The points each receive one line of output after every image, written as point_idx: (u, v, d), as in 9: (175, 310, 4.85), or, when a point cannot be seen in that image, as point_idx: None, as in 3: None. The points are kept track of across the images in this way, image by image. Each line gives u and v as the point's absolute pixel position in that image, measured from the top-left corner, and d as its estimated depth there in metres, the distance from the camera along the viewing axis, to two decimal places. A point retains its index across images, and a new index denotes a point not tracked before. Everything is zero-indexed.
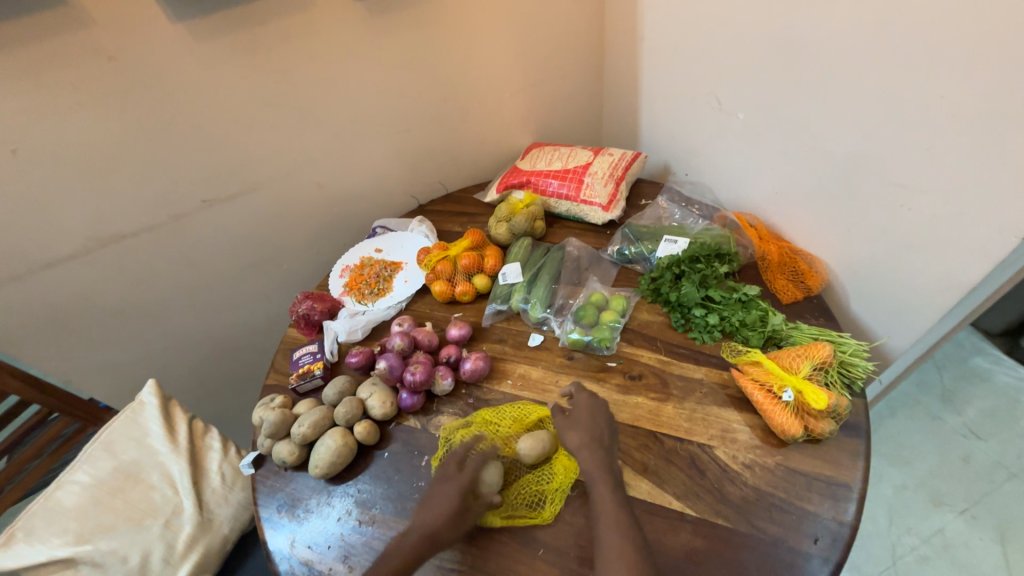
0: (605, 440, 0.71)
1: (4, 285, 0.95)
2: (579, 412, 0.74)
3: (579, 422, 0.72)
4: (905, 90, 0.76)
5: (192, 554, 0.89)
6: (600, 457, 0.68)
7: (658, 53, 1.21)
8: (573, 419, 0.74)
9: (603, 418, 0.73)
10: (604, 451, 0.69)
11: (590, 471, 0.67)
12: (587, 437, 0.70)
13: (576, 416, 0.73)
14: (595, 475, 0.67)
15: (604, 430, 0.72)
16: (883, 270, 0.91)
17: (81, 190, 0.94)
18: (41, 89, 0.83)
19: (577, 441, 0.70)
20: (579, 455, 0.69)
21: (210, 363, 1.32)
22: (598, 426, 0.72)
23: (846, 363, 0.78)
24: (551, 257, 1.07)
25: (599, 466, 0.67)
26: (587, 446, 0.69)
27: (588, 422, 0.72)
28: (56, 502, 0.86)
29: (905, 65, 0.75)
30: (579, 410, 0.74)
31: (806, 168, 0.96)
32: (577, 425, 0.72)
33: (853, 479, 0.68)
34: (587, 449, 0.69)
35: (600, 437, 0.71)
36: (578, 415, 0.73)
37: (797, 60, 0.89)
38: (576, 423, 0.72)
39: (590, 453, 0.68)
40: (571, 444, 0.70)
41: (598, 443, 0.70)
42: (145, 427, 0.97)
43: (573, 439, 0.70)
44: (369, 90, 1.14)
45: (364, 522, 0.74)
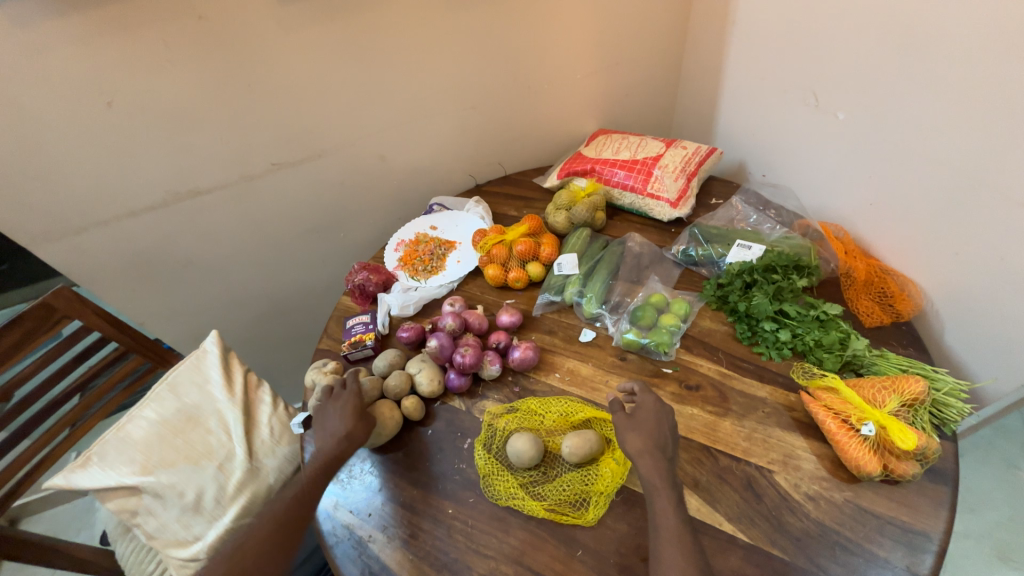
0: (668, 449, 0.66)
1: (93, 229, 1.02)
2: (643, 415, 0.69)
3: (642, 426, 0.67)
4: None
5: (240, 498, 0.93)
6: (662, 466, 0.64)
7: (750, 40, 1.11)
8: (636, 421, 0.68)
9: (666, 425, 0.68)
10: (666, 461, 0.65)
11: (650, 480, 0.63)
12: (650, 443, 0.66)
13: (639, 418, 0.68)
14: (656, 485, 0.63)
15: (667, 437, 0.67)
16: (991, 303, 0.81)
17: (164, 144, 0.99)
18: (138, 44, 0.86)
19: (638, 446, 0.65)
20: (640, 461, 0.64)
21: (266, 320, 1.38)
22: (662, 432, 0.67)
23: (938, 402, 0.71)
24: (610, 251, 1.03)
25: (661, 476, 0.63)
26: (650, 452, 0.65)
27: (653, 428, 0.67)
28: (127, 434, 0.93)
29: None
30: (642, 412, 0.69)
31: (913, 179, 0.86)
32: (640, 428, 0.67)
33: (933, 529, 0.62)
34: (648, 456, 0.64)
35: (664, 444, 0.66)
36: (642, 417, 0.68)
37: (921, 56, 0.79)
38: (638, 425, 0.68)
39: (652, 460, 0.64)
40: (632, 449, 0.66)
41: (661, 452, 0.65)
42: (206, 373, 1.03)
43: (634, 443, 0.66)
44: (440, 64, 1.12)
45: (405, 494, 0.75)
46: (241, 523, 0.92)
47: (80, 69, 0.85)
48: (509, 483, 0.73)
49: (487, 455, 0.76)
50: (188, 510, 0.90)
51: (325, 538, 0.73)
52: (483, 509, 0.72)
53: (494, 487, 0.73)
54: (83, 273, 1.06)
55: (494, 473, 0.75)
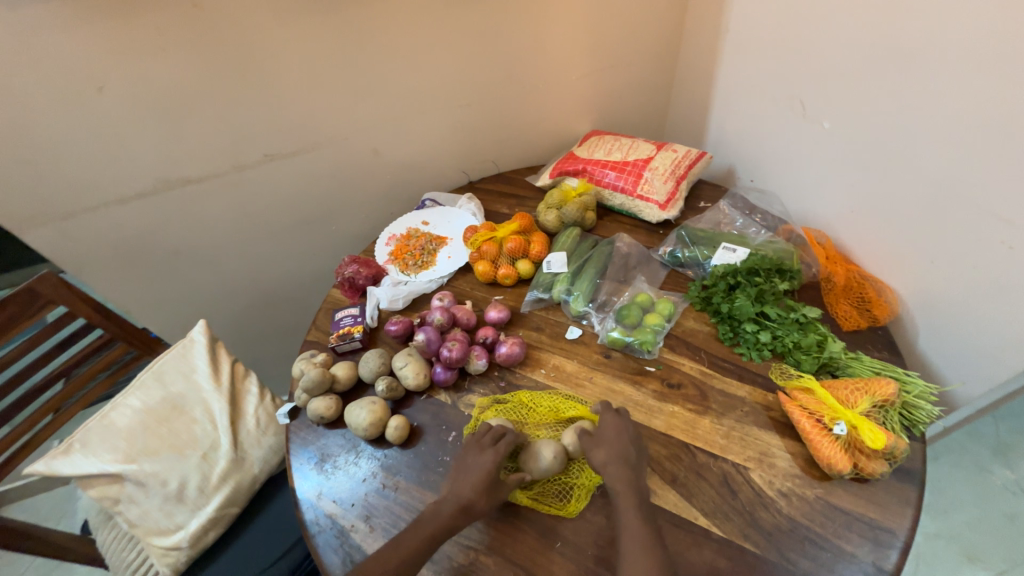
0: (632, 460, 0.68)
1: (80, 214, 1.01)
2: (605, 430, 0.70)
3: (605, 441, 0.69)
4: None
5: (224, 487, 0.95)
6: (627, 476, 0.66)
7: (741, 47, 1.13)
8: (599, 437, 0.70)
9: (630, 438, 0.70)
10: (630, 471, 0.67)
11: (614, 488, 0.65)
12: (614, 455, 0.68)
13: (601, 433, 0.70)
14: (620, 492, 0.65)
15: (630, 450, 0.69)
16: (964, 310, 0.83)
17: (155, 131, 0.98)
18: (131, 29, 0.86)
19: (603, 459, 0.67)
20: (604, 472, 0.67)
21: (255, 311, 1.38)
22: (625, 445, 0.69)
23: (908, 404, 0.73)
24: (599, 250, 1.04)
25: (625, 484, 0.65)
26: (615, 464, 0.67)
27: (615, 442, 0.69)
28: (111, 422, 0.92)
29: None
30: (604, 428, 0.71)
31: (895, 188, 0.88)
32: (603, 441, 0.69)
33: (899, 526, 0.64)
34: (612, 467, 0.67)
35: (628, 456, 0.68)
36: (604, 433, 0.70)
37: (904, 68, 0.82)
38: (602, 441, 0.69)
39: (617, 471, 0.66)
40: (596, 464, 0.68)
41: (626, 462, 0.67)
42: (193, 363, 1.02)
43: (599, 456, 0.68)
44: (436, 60, 1.12)
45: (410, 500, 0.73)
46: (226, 512, 0.96)
47: (71, 53, 0.84)
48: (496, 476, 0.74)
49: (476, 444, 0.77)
50: (170, 499, 0.91)
51: (308, 527, 0.73)
52: None
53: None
54: (69, 259, 1.05)
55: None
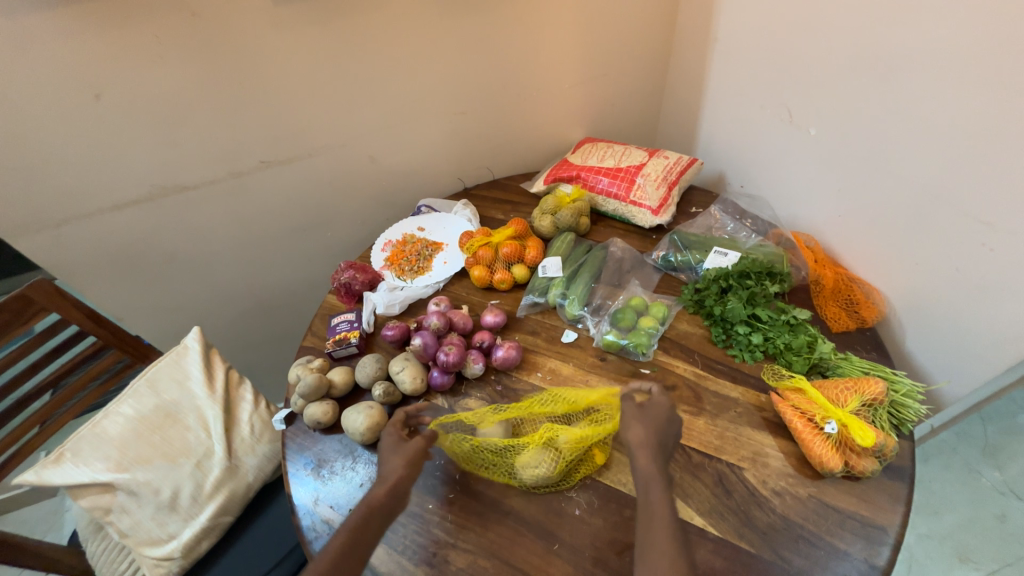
0: (667, 445, 0.70)
1: (74, 221, 1.01)
2: (653, 408, 0.72)
3: (650, 420, 0.71)
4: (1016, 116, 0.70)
5: (217, 496, 0.94)
6: (659, 461, 0.67)
7: (730, 57, 1.16)
8: (644, 412, 0.72)
9: (671, 422, 0.72)
10: (661, 456, 0.68)
11: (647, 471, 0.66)
12: (651, 438, 0.69)
13: (647, 411, 0.72)
14: (651, 476, 0.66)
15: (667, 433, 0.71)
16: (949, 311, 0.86)
17: (151, 138, 0.98)
18: (131, 38, 0.87)
19: (641, 437, 0.69)
20: (639, 452, 0.68)
21: (249, 318, 1.38)
22: (665, 430, 0.71)
23: (897, 403, 0.75)
24: (593, 255, 1.06)
25: (656, 468, 0.67)
26: (651, 446, 0.68)
27: (659, 423, 0.71)
28: (102, 430, 0.91)
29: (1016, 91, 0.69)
30: (653, 407, 0.73)
31: (880, 193, 0.91)
32: (645, 420, 0.71)
33: (890, 523, 0.65)
34: (647, 449, 0.68)
35: (664, 441, 0.70)
36: (652, 411, 0.72)
37: (888, 76, 0.84)
38: (647, 418, 0.71)
39: (651, 454, 0.68)
40: (633, 439, 0.69)
41: (659, 449, 0.69)
42: (187, 370, 1.01)
43: (637, 434, 0.69)
44: (431, 68, 1.14)
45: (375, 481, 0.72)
46: (219, 521, 0.95)
47: (68, 61, 0.85)
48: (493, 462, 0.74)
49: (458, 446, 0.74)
50: (163, 508, 0.90)
51: (304, 533, 0.73)
52: (463, 504, 0.73)
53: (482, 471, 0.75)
54: (63, 266, 1.05)
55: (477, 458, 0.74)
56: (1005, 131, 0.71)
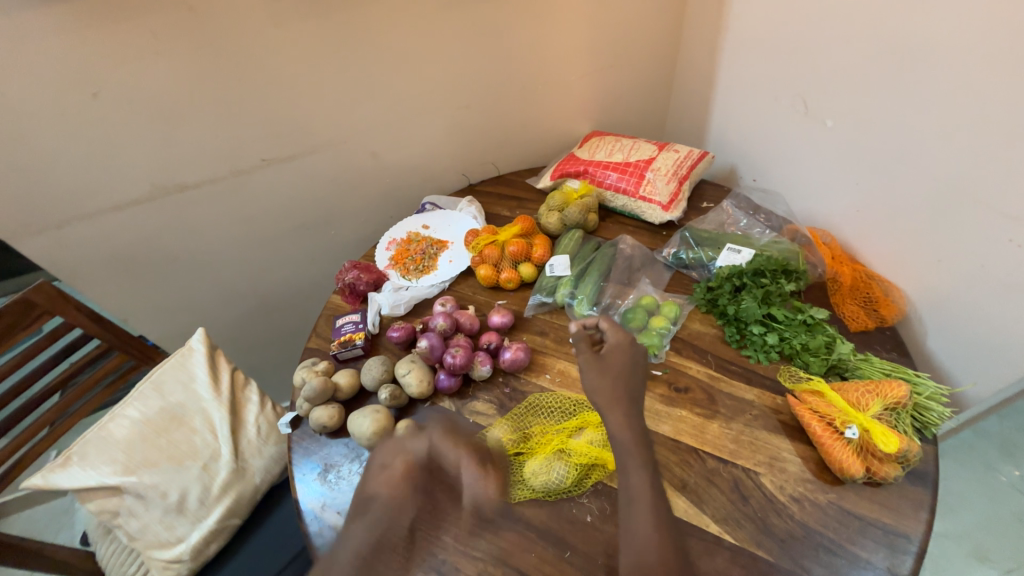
0: (638, 398, 0.63)
1: (75, 223, 0.99)
2: (613, 358, 0.65)
3: (611, 371, 0.63)
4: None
5: (225, 498, 0.94)
6: (633, 419, 0.61)
7: (742, 46, 1.12)
8: (605, 363, 0.64)
9: (637, 372, 0.65)
10: (638, 415, 0.61)
11: (621, 438, 0.59)
12: (619, 390, 0.62)
13: (608, 361, 0.64)
14: (627, 444, 0.59)
15: (636, 384, 0.64)
16: (973, 310, 0.83)
17: (151, 138, 0.97)
18: (126, 34, 0.85)
19: (608, 394, 0.62)
20: (611, 416, 0.61)
21: (254, 318, 1.37)
22: (632, 379, 0.64)
23: (919, 406, 0.72)
24: (602, 252, 1.03)
25: (633, 435, 0.59)
26: (622, 404, 0.61)
27: (622, 375, 0.63)
28: (109, 433, 0.91)
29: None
30: (612, 356, 0.65)
31: (899, 187, 0.88)
32: (608, 371, 0.64)
33: (913, 531, 0.63)
34: (618, 410, 0.61)
35: (632, 392, 0.63)
36: (613, 362, 0.64)
37: (909, 65, 0.81)
38: (608, 370, 0.64)
39: (623, 413, 0.61)
40: (601, 396, 0.62)
41: (632, 403, 0.62)
42: (192, 372, 1.01)
43: (603, 390, 0.62)
44: (434, 62, 1.11)
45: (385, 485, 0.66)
46: (227, 524, 0.94)
47: (64, 59, 0.83)
48: (499, 477, 0.74)
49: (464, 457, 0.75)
50: (171, 512, 0.89)
51: (312, 539, 0.72)
52: (472, 510, 0.72)
53: (485, 483, 0.73)
54: (66, 268, 1.04)
55: (479, 473, 0.74)
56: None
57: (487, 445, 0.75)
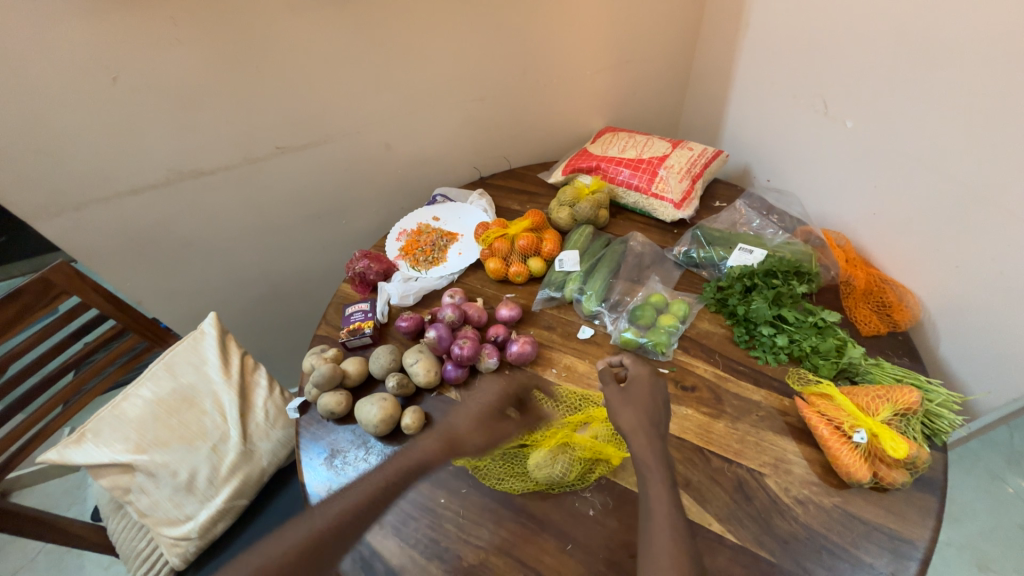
0: (662, 426, 0.66)
1: (93, 205, 1.01)
2: (638, 389, 0.68)
3: (636, 401, 0.67)
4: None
5: (233, 479, 0.95)
6: (656, 444, 0.63)
7: (763, 42, 1.10)
8: (629, 396, 0.68)
9: (661, 403, 0.68)
10: (660, 440, 0.64)
11: (644, 460, 0.62)
12: (643, 420, 0.65)
13: (634, 393, 0.68)
14: (650, 465, 0.62)
15: (660, 413, 0.67)
16: (990, 318, 0.81)
17: (168, 123, 0.98)
18: (146, 18, 0.85)
19: (631, 424, 0.65)
20: (633, 440, 0.64)
21: (264, 304, 1.38)
22: (657, 408, 0.67)
23: (930, 413, 0.71)
24: (612, 249, 1.03)
25: (655, 456, 0.62)
26: (644, 430, 0.64)
27: (647, 404, 0.67)
28: (122, 412, 0.93)
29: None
30: (638, 387, 0.69)
31: (918, 191, 0.86)
32: (633, 403, 0.67)
33: (919, 537, 0.62)
34: (642, 436, 0.64)
35: (657, 420, 0.66)
36: (638, 393, 0.68)
37: (933, 66, 0.79)
38: (632, 401, 0.67)
39: (645, 438, 0.64)
40: (625, 425, 0.65)
41: (655, 430, 0.65)
42: (204, 355, 1.02)
43: (627, 419, 0.65)
44: (449, 53, 1.11)
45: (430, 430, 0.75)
46: (235, 504, 0.96)
47: (85, 42, 0.84)
48: (504, 470, 0.74)
49: (471, 450, 0.76)
50: (180, 490, 0.91)
51: None
52: (475, 500, 0.72)
53: (490, 475, 0.74)
54: (82, 249, 1.06)
55: (488, 466, 0.75)
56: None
57: (494, 440, 0.77)
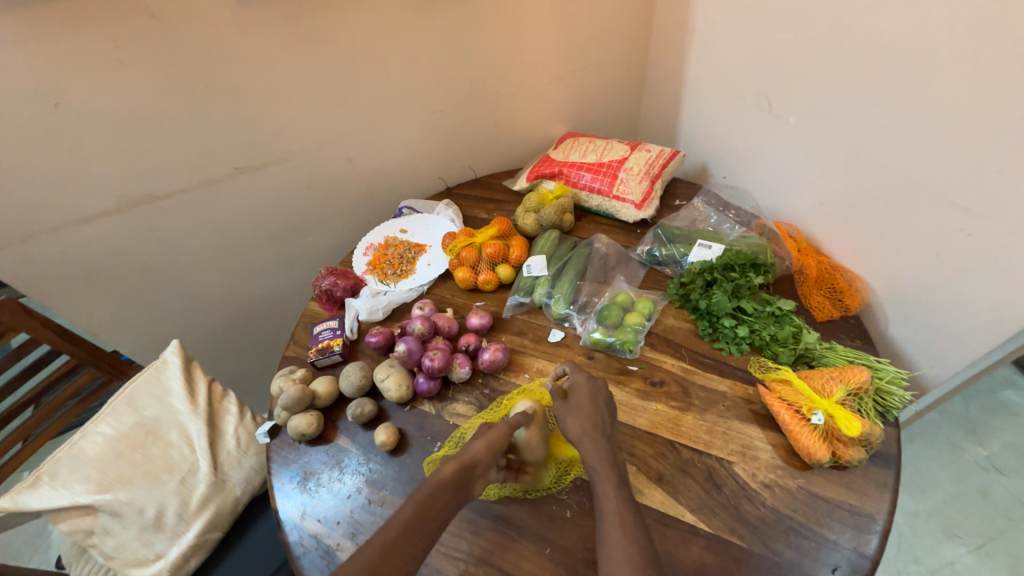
0: (607, 427, 0.69)
1: (39, 237, 0.97)
2: (579, 398, 0.71)
3: (579, 410, 0.70)
4: (1000, 96, 0.68)
5: (205, 512, 0.92)
6: (602, 447, 0.67)
7: (709, 45, 1.15)
8: (573, 405, 0.71)
9: (602, 404, 0.71)
10: (605, 441, 0.68)
11: (593, 463, 0.66)
12: (587, 426, 0.69)
13: (576, 401, 0.71)
14: (598, 467, 0.65)
15: (603, 415, 0.70)
16: (930, 296, 0.87)
17: (116, 148, 0.95)
18: (85, 43, 0.83)
19: (578, 431, 0.68)
20: (581, 445, 0.67)
21: (230, 328, 1.35)
22: (598, 412, 0.70)
23: (882, 391, 0.75)
24: (578, 252, 1.05)
25: (602, 458, 0.66)
26: (588, 436, 0.68)
27: (589, 410, 0.70)
28: (81, 451, 0.88)
29: (997, 72, 0.68)
30: (578, 396, 0.72)
31: (857, 182, 0.92)
32: (578, 412, 0.70)
33: (878, 511, 0.65)
34: (587, 441, 0.67)
35: (601, 423, 0.69)
36: (579, 401, 0.71)
37: (862, 64, 0.84)
38: (576, 410, 0.70)
39: (592, 443, 0.67)
40: (573, 434, 0.68)
41: (599, 433, 0.68)
42: (168, 386, 0.98)
43: (575, 428, 0.69)
44: (406, 67, 1.11)
45: None
46: (207, 538, 0.92)
47: (20, 70, 0.81)
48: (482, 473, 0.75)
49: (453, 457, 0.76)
50: (148, 528, 0.87)
51: (292, 548, 0.72)
52: (453, 511, 0.72)
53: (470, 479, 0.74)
54: (29, 284, 1.01)
55: None
56: (987, 112, 0.70)
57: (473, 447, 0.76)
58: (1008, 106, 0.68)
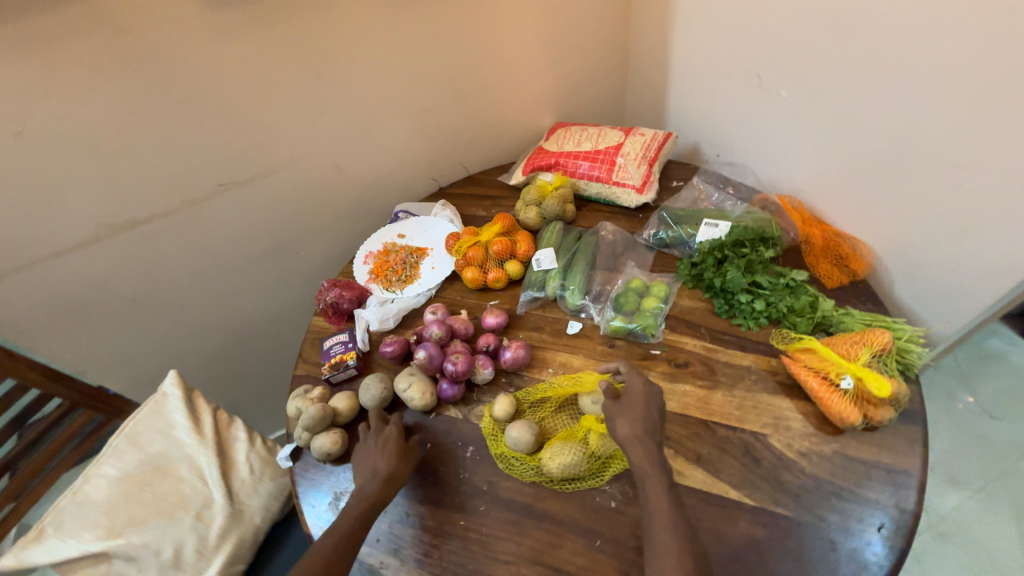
0: (656, 431, 0.68)
1: (15, 274, 0.91)
2: (631, 400, 0.70)
3: (632, 411, 0.68)
4: (993, 54, 0.70)
5: (225, 545, 0.87)
6: (652, 451, 0.65)
7: (692, 25, 1.16)
8: (624, 405, 0.70)
9: (654, 409, 0.70)
10: (655, 446, 0.66)
11: (642, 467, 0.64)
12: (638, 429, 0.67)
13: (627, 402, 0.70)
14: (647, 471, 0.64)
15: (654, 418, 0.69)
16: (931, 254, 0.89)
17: (90, 173, 0.89)
18: (52, 63, 0.78)
19: (628, 433, 0.66)
20: (630, 448, 0.66)
21: (227, 352, 1.29)
22: (649, 416, 0.69)
23: (902, 350, 0.77)
24: (585, 242, 1.04)
25: (652, 462, 0.65)
26: (640, 438, 0.66)
27: (641, 413, 0.68)
28: (85, 497, 0.84)
29: (990, 32, 0.70)
30: (631, 398, 0.70)
31: (852, 149, 0.94)
32: (629, 414, 0.69)
33: (912, 466, 0.67)
34: (638, 443, 0.66)
35: (652, 427, 0.68)
36: (631, 402, 0.69)
37: (852, 31, 0.85)
38: (628, 410, 0.69)
39: (642, 447, 0.65)
40: (622, 435, 0.67)
41: (650, 437, 0.67)
42: (170, 418, 0.94)
43: (624, 430, 0.67)
44: (391, 65, 1.08)
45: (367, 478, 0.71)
46: (232, 571, 0.87)
47: None
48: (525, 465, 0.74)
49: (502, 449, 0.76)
50: (167, 569, 0.82)
51: None
52: (495, 514, 0.71)
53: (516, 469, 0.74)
54: (7, 326, 0.94)
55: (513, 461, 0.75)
56: (978, 71, 0.73)
57: (517, 441, 0.74)
58: (997, 63, 0.70)
